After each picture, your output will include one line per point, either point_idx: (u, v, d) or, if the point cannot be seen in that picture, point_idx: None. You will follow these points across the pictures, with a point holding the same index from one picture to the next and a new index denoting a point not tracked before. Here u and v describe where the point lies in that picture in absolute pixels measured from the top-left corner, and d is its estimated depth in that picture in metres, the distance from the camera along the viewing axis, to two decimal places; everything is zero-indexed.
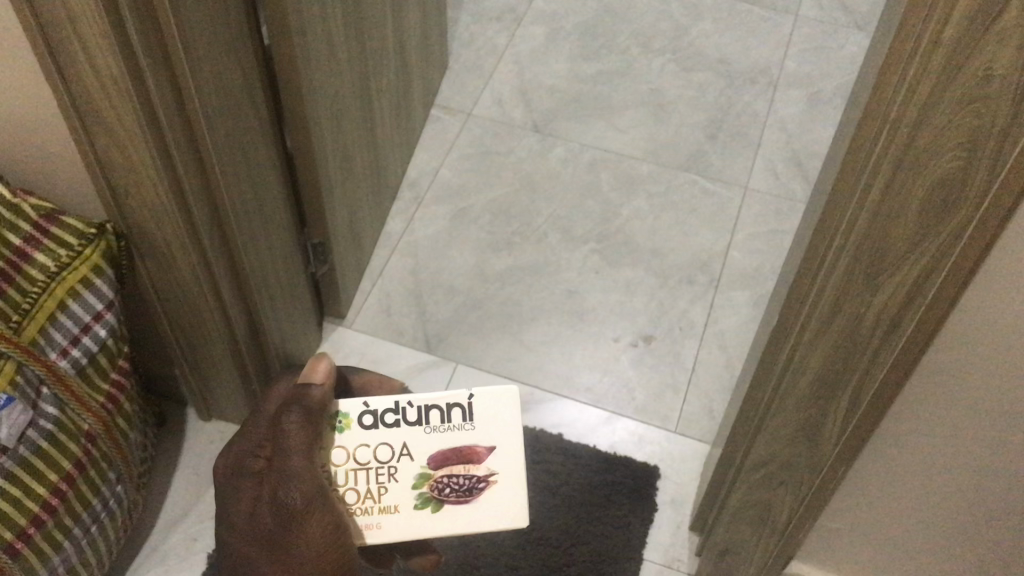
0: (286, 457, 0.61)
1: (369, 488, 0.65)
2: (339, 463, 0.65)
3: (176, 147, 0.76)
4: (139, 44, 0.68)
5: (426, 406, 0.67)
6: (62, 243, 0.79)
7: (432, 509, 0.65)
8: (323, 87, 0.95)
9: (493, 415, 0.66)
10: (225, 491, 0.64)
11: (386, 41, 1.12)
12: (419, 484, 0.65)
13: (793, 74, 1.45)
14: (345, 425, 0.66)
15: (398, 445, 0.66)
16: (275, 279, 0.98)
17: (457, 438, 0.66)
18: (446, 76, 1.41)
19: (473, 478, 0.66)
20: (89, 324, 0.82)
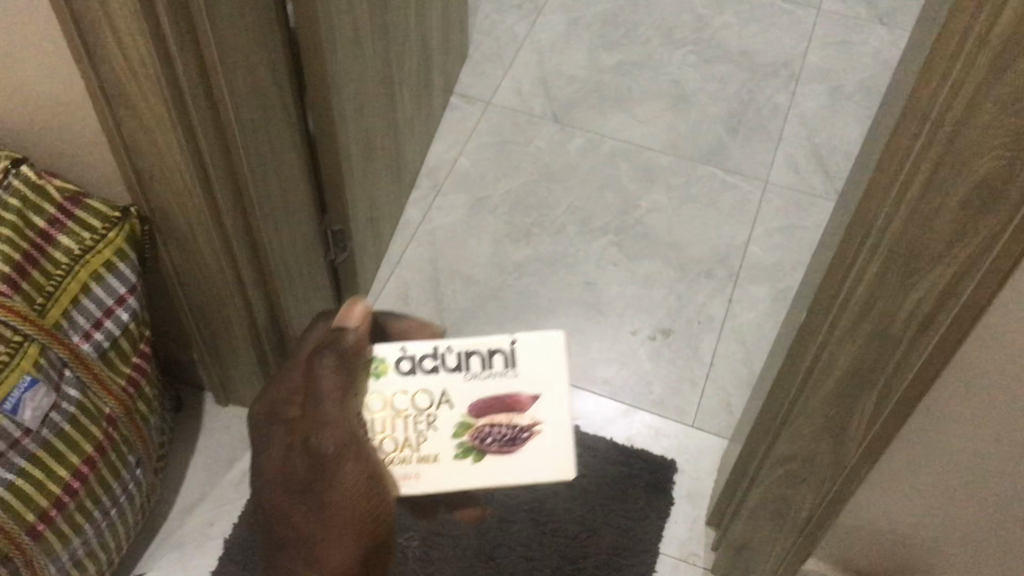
0: (319, 404, 0.58)
1: (407, 437, 0.61)
2: (373, 411, 0.61)
3: (202, 131, 0.76)
4: (169, 28, 0.67)
5: (466, 352, 0.63)
6: (86, 226, 0.79)
7: (473, 460, 0.61)
8: (347, 73, 0.95)
9: (540, 360, 0.62)
10: (261, 435, 0.63)
11: (409, 28, 1.11)
12: (459, 433, 0.61)
13: (815, 68, 1.44)
14: (381, 370, 0.62)
15: (437, 392, 0.62)
16: (296, 264, 0.98)
17: (500, 385, 0.62)
18: (466, 65, 1.40)
19: (517, 428, 0.61)
20: (112, 307, 0.82)
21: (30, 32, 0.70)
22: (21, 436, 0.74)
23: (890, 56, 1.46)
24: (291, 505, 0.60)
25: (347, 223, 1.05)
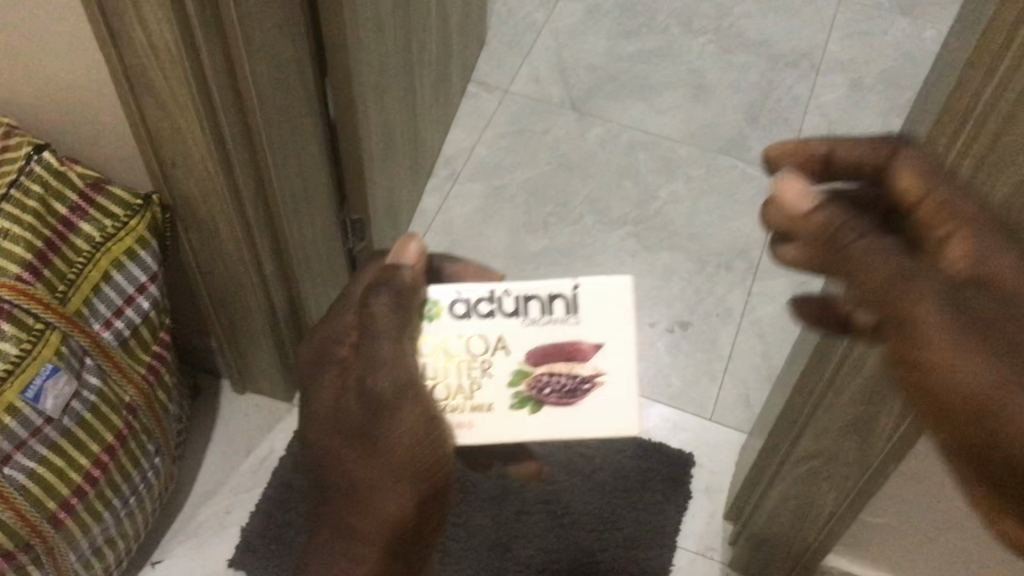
0: (375, 343, 0.56)
1: (461, 383, 0.60)
2: (427, 355, 0.60)
3: (226, 119, 0.75)
4: (195, 15, 0.66)
5: (525, 297, 0.61)
6: (107, 213, 0.78)
7: (530, 411, 0.60)
8: (368, 61, 0.94)
9: (601, 307, 0.61)
10: (310, 377, 0.62)
11: (429, 15, 1.10)
12: (516, 382, 0.60)
13: (835, 58, 1.43)
14: (435, 313, 0.61)
15: (493, 338, 0.61)
16: (315, 254, 0.97)
17: (561, 332, 0.60)
18: (484, 51, 1.39)
19: (578, 378, 0.60)
20: (132, 295, 0.81)
21: (54, 18, 0.69)
22: (42, 424, 0.73)
23: (911, 47, 1.44)
24: (340, 450, 0.59)
25: (366, 211, 1.04)
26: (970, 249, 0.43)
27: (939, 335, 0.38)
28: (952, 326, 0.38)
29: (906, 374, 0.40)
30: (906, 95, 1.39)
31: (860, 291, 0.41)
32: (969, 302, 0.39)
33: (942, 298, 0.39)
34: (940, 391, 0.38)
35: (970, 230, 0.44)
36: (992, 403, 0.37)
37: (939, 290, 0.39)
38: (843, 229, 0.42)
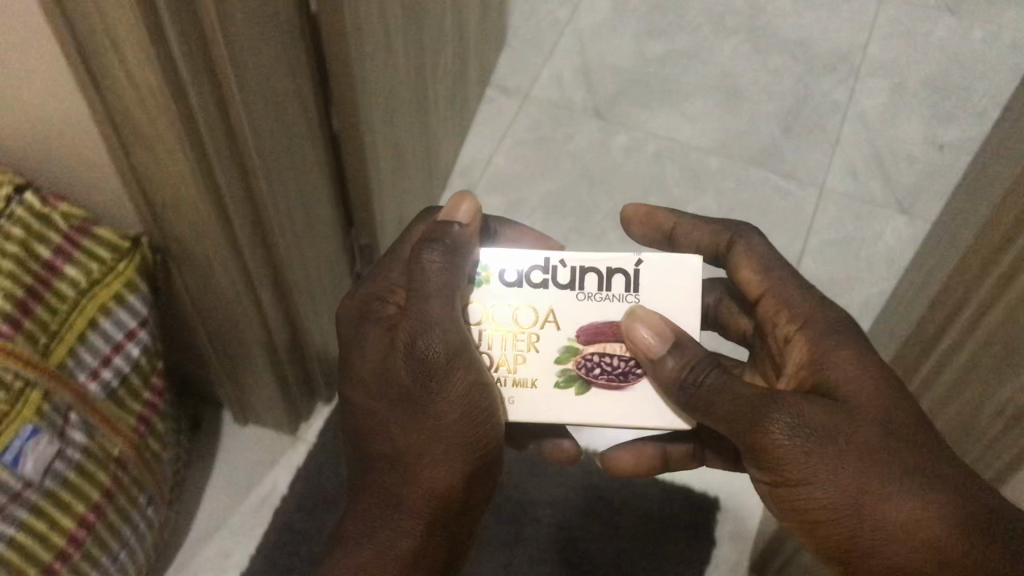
0: (424, 306, 0.60)
1: (507, 356, 0.64)
2: (476, 323, 0.64)
3: (219, 162, 0.69)
4: (181, 58, 0.60)
5: (582, 269, 0.64)
6: (94, 257, 0.73)
7: (576, 390, 0.64)
8: (376, 82, 0.87)
9: (659, 286, 0.64)
10: (349, 336, 0.65)
11: (443, 23, 1.04)
12: (564, 359, 0.64)
13: (877, 61, 1.34)
14: (484, 279, 0.65)
15: (543, 310, 0.64)
16: (318, 285, 0.92)
17: (616, 311, 0.64)
18: (504, 51, 1.32)
19: (628, 361, 0.63)
20: (121, 342, 0.76)
21: (26, 57, 0.63)
22: (22, 488, 0.68)
23: (957, 50, 1.36)
24: (384, 418, 0.63)
25: (374, 237, 0.99)
26: (807, 354, 0.59)
27: (782, 452, 0.53)
28: (792, 444, 0.52)
29: (778, 489, 0.54)
30: (952, 104, 1.30)
31: (725, 423, 0.56)
32: (806, 421, 0.53)
33: (783, 420, 0.53)
34: (796, 495, 0.53)
35: (809, 337, 0.59)
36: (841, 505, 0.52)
37: (781, 415, 0.53)
38: (696, 368, 0.58)
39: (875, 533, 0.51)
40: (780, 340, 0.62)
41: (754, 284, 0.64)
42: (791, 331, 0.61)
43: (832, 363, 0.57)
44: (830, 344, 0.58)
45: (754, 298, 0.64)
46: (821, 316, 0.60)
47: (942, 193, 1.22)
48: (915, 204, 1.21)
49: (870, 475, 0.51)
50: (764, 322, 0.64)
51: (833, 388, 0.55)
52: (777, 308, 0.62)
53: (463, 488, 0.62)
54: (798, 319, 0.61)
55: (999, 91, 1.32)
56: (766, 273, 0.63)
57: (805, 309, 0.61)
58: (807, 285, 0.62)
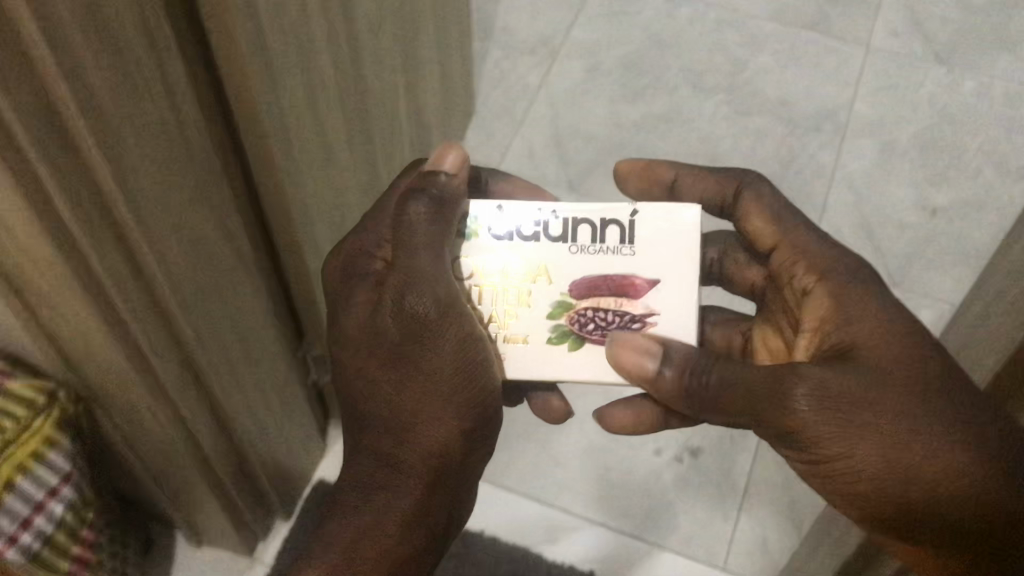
0: (413, 256, 0.60)
1: (501, 311, 0.67)
2: (466, 279, 0.68)
3: (136, 317, 0.63)
4: (78, 226, 0.54)
5: (575, 222, 0.67)
6: (7, 413, 0.69)
7: (569, 346, 0.67)
8: (320, 195, 0.82)
9: (653, 238, 0.67)
10: (340, 296, 0.65)
11: (398, 113, 0.98)
12: (557, 315, 0.67)
13: (864, 119, 1.28)
14: (474, 232, 0.68)
15: (537, 265, 0.68)
16: (267, 408, 0.86)
17: (610, 265, 0.67)
18: (472, 121, 1.27)
19: (624, 317, 0.67)
20: (43, 502, 0.72)
21: None
22: None
23: (948, 104, 1.30)
24: (375, 376, 0.62)
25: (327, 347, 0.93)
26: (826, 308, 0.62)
27: (805, 421, 0.56)
28: (818, 411, 0.56)
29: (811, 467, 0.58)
30: (943, 163, 1.24)
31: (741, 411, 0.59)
32: (827, 389, 0.56)
33: (803, 388, 0.56)
34: (832, 469, 0.57)
35: (829, 292, 0.63)
36: (881, 471, 0.55)
37: (802, 385, 0.57)
38: (694, 366, 0.62)
39: (914, 490, 0.55)
40: (799, 291, 0.66)
41: (770, 234, 0.69)
42: (809, 283, 0.65)
43: (850, 321, 0.60)
44: (844, 300, 0.62)
45: (768, 247, 0.69)
46: (838, 268, 0.64)
47: (936, 263, 1.16)
48: (907, 275, 1.15)
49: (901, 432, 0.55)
50: (778, 270, 0.68)
51: (851, 346, 0.59)
52: (792, 259, 0.67)
53: (460, 443, 0.61)
54: (814, 271, 0.65)
55: (993, 149, 1.25)
56: (777, 221, 0.68)
57: (819, 262, 0.65)
58: (822, 236, 0.67)
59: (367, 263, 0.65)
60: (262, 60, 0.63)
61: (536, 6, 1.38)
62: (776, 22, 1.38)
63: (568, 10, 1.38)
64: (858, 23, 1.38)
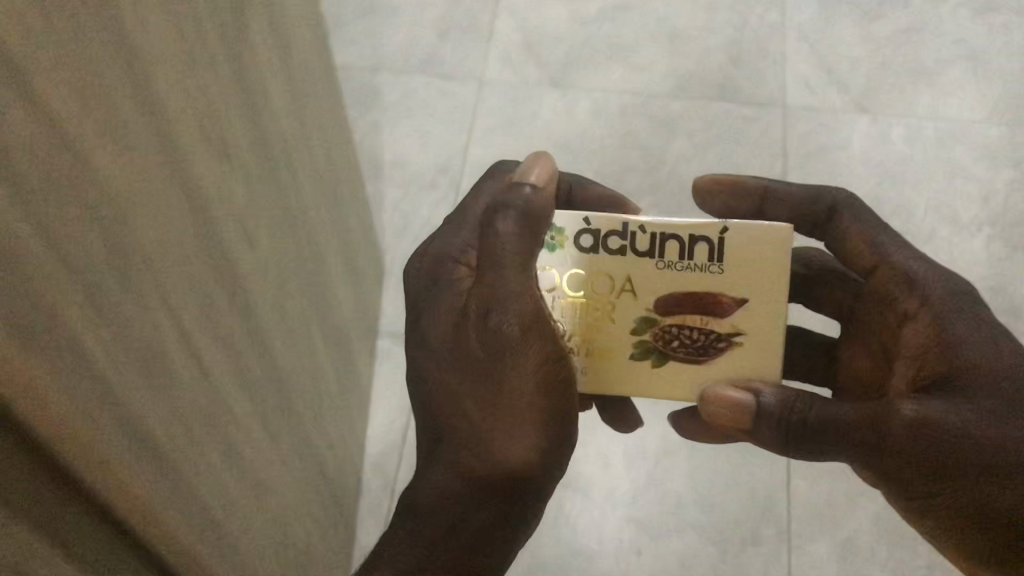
0: (499, 274, 0.61)
1: (586, 327, 0.68)
2: (545, 292, 0.68)
3: None
4: None
5: (663, 236, 0.67)
6: None
7: (654, 362, 0.68)
8: (261, 534, 0.67)
9: (745, 256, 0.66)
10: (424, 296, 0.70)
11: (319, 352, 0.82)
12: (641, 331, 0.68)
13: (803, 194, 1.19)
14: (558, 243, 0.68)
15: (621, 279, 0.68)
16: None
17: (697, 281, 0.67)
18: (386, 283, 1.13)
19: (712, 336, 0.67)
20: None
21: None
22: None
23: (883, 159, 1.21)
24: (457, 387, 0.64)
25: None
26: (931, 329, 0.68)
27: (904, 439, 0.61)
28: (921, 426, 0.60)
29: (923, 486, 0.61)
30: (897, 228, 1.15)
31: (841, 443, 0.64)
32: (926, 413, 0.61)
33: (907, 407, 0.61)
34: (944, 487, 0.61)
35: (927, 318, 0.69)
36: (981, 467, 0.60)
37: (904, 403, 0.62)
38: (796, 404, 0.65)
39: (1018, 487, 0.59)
40: (901, 312, 0.72)
41: (868, 254, 0.77)
42: (910, 306, 0.72)
43: (952, 346, 0.65)
44: (941, 322, 0.68)
45: (869, 267, 0.77)
46: (936, 292, 0.71)
47: None
48: None
49: (985, 451, 0.60)
50: (879, 288, 0.76)
51: (952, 374, 0.64)
52: (891, 279, 0.74)
53: (541, 469, 0.63)
54: (916, 298, 0.71)
55: (941, 201, 1.18)
56: (874, 236, 0.77)
57: (923, 289, 0.71)
58: (919, 258, 0.75)
59: (453, 268, 0.71)
60: (156, 458, 0.47)
61: (423, 129, 1.24)
62: (683, 98, 1.26)
63: (458, 126, 1.24)
64: (767, 81, 1.27)
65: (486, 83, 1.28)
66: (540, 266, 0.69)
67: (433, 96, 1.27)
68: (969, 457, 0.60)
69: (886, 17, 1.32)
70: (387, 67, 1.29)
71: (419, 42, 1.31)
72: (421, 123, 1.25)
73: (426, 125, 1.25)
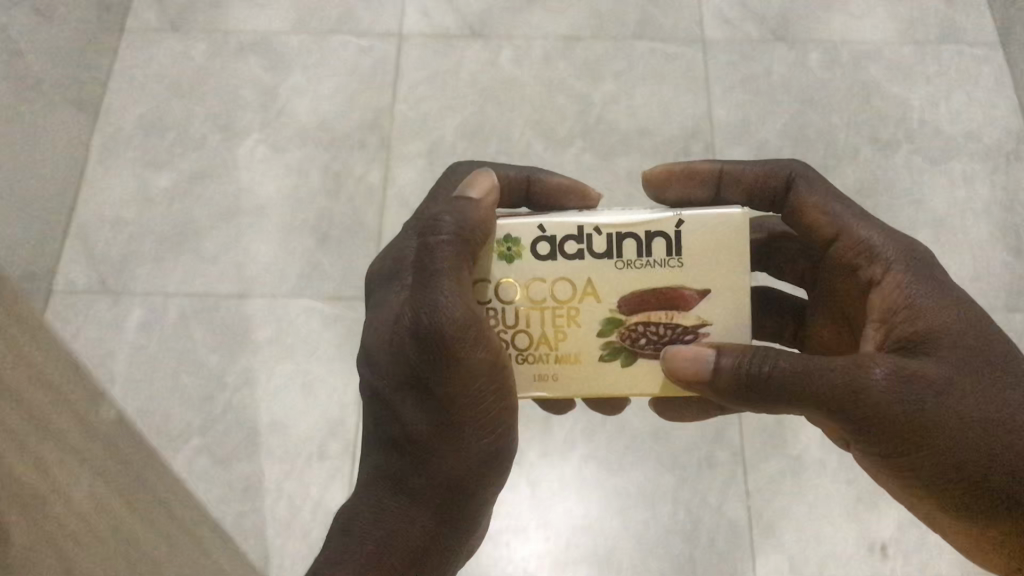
0: (438, 285, 0.59)
1: (547, 333, 0.63)
2: (484, 302, 0.63)
3: None
4: None
5: (619, 236, 0.62)
6: None
7: (621, 361, 0.63)
8: None
9: (700, 240, 0.62)
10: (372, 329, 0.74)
11: None
12: (606, 331, 0.63)
13: (760, 434, 0.98)
14: (518, 252, 0.62)
15: (582, 281, 0.62)
16: None
17: (654, 277, 0.62)
18: None
19: (677, 328, 0.62)
20: None
21: None
22: None
23: None
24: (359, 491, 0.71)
25: None
26: (896, 294, 0.63)
27: (882, 399, 0.57)
28: (897, 377, 0.57)
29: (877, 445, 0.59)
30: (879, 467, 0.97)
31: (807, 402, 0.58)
32: (901, 368, 0.58)
33: (879, 370, 0.57)
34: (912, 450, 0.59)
35: (908, 270, 0.64)
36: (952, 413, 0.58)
37: (879, 361, 0.58)
38: (762, 356, 0.59)
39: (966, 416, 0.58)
40: (862, 280, 0.67)
41: (828, 224, 0.69)
42: (880, 274, 0.65)
43: (917, 307, 0.61)
44: (922, 284, 0.63)
45: (828, 237, 0.69)
46: (889, 251, 0.66)
47: None
48: None
49: (956, 401, 0.58)
50: (839, 260, 0.69)
51: (923, 334, 0.60)
52: (855, 248, 0.67)
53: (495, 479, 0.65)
54: (880, 262, 0.66)
55: None
56: (832, 208, 0.69)
57: (886, 253, 0.66)
58: (889, 231, 0.67)
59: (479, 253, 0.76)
60: None
61: (304, 374, 1.03)
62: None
63: (344, 362, 1.03)
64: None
65: None
66: (497, 277, 0.63)
67: (314, 328, 1.05)
68: (930, 402, 0.58)
69: (834, 175, 1.15)
70: (256, 292, 1.08)
71: (291, 253, 1.10)
72: (300, 367, 1.03)
73: (307, 371, 1.03)
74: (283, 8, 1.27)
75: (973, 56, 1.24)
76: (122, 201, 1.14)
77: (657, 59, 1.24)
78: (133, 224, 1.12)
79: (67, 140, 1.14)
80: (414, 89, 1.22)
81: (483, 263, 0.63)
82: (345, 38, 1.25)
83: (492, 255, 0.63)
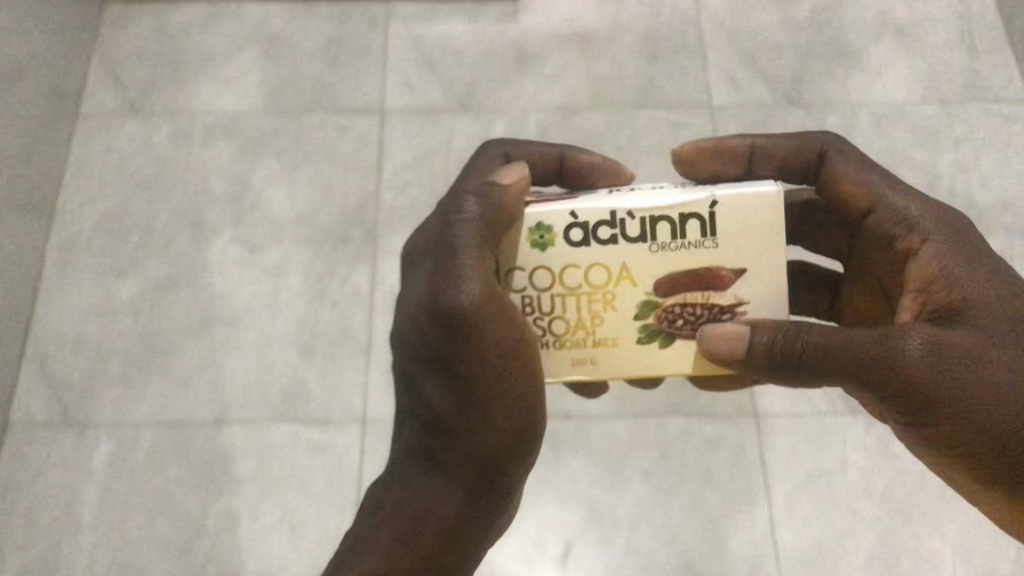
0: (460, 262, 0.58)
1: (581, 317, 0.60)
2: (516, 290, 0.60)
3: None
4: None
5: (651, 217, 0.59)
6: None
7: (660, 344, 0.60)
8: None
9: (737, 217, 0.58)
10: None
11: None
12: (644, 315, 0.60)
13: (798, 566, 0.92)
14: (549, 240, 0.59)
15: (616, 266, 0.59)
16: None
17: (690, 259, 0.59)
18: None
19: (717, 310, 0.60)
20: None
21: None
22: None
23: (891, 486, 0.95)
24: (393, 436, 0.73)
25: None
26: (934, 267, 0.61)
27: (921, 371, 0.56)
28: (928, 350, 0.57)
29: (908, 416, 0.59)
30: None
31: (831, 373, 0.58)
32: (939, 340, 0.57)
33: (915, 340, 0.57)
34: (943, 425, 0.58)
35: (941, 241, 0.62)
36: (986, 386, 0.57)
37: (912, 334, 0.57)
38: (791, 332, 0.58)
39: (1004, 388, 0.57)
40: (900, 250, 0.64)
41: (860, 198, 0.65)
42: (913, 246, 0.63)
43: (954, 278, 0.60)
44: (959, 256, 0.61)
45: (859, 211, 0.66)
46: (927, 219, 0.63)
47: None
48: None
49: (992, 372, 0.57)
50: (874, 232, 0.66)
51: (959, 305, 0.59)
52: (890, 219, 0.64)
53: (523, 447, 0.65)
54: (916, 234, 0.63)
55: (971, 545, 0.93)
56: (865, 174, 0.65)
57: (923, 224, 0.63)
58: (924, 198, 0.64)
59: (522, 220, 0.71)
60: None
61: (293, 512, 0.94)
62: (627, 438, 0.97)
63: (336, 497, 0.94)
64: (726, 410, 0.98)
65: (369, 423, 0.97)
66: (530, 264, 0.60)
67: (302, 459, 0.96)
68: (962, 371, 0.57)
69: None
70: (235, 417, 0.98)
71: (272, 370, 1.00)
72: (288, 506, 0.94)
73: (296, 511, 0.94)
74: (254, 87, 1.17)
75: (1002, 114, 1.17)
76: (84, 314, 1.04)
77: (663, 129, 1.15)
78: (97, 342, 1.02)
79: (19, 250, 1.03)
80: (400, 171, 1.12)
81: (509, 250, 0.60)
82: (323, 116, 1.15)
83: (525, 244, 0.60)
